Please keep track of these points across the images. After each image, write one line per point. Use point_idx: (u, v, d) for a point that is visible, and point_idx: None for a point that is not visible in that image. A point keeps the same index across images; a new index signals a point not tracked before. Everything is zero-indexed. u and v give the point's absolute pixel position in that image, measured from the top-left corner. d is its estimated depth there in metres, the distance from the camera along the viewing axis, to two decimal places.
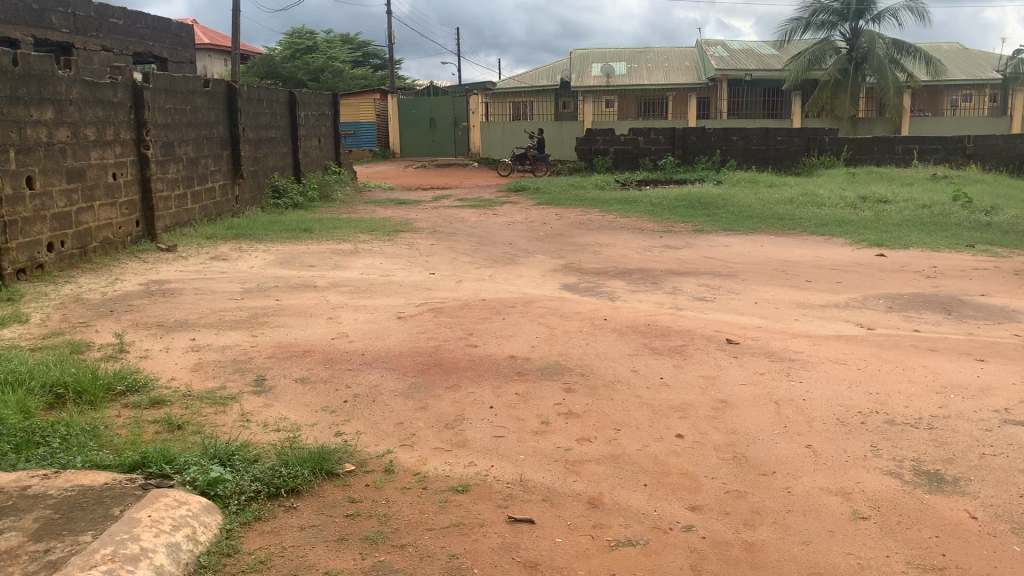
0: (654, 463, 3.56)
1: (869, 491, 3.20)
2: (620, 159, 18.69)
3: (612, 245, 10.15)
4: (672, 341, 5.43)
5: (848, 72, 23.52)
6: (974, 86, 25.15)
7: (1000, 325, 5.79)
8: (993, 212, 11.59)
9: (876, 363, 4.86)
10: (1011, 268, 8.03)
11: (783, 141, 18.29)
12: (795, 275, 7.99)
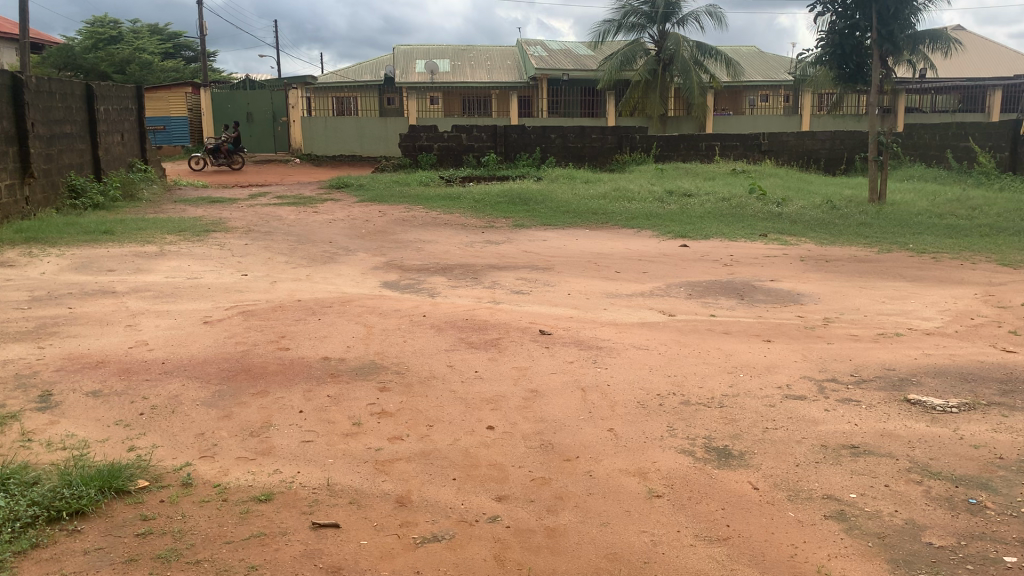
0: (463, 456, 3.58)
1: (663, 469, 3.37)
2: (444, 155, 18.77)
3: (433, 241, 10.16)
4: (487, 335, 5.49)
5: (656, 73, 24.78)
6: (769, 87, 27.07)
7: (786, 307, 6.27)
8: (784, 203, 12.55)
9: (675, 347, 5.13)
10: (798, 255, 8.72)
11: (598, 139, 18.98)
12: (607, 266, 8.31)
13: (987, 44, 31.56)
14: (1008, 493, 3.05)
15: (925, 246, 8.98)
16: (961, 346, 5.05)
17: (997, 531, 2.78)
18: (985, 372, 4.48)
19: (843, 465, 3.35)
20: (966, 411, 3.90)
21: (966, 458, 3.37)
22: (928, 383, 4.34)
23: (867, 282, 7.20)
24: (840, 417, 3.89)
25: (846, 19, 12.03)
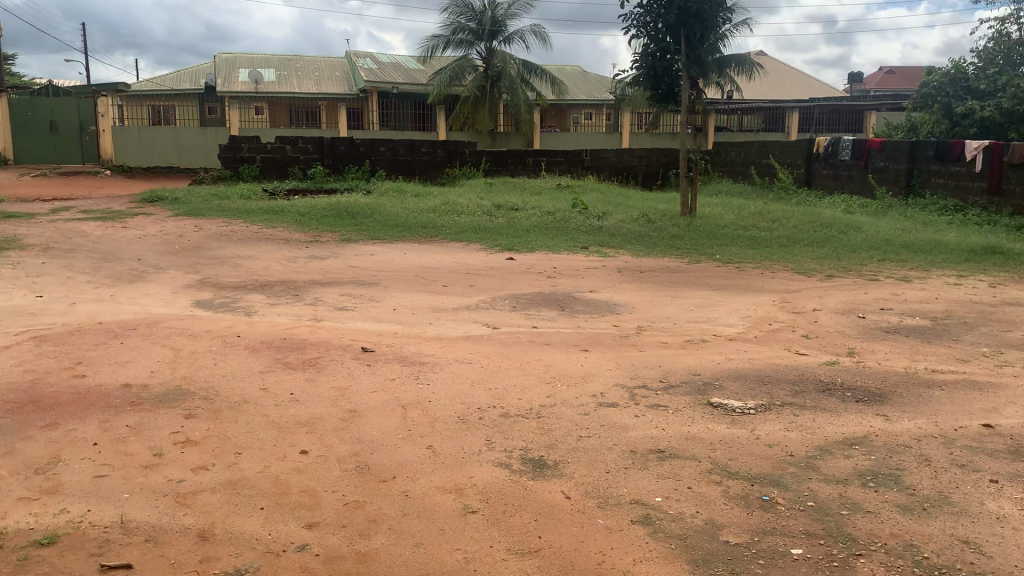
0: (273, 483, 3.42)
1: (480, 484, 3.36)
2: (268, 167, 18.16)
3: (253, 257, 9.78)
4: (305, 354, 5.32)
5: (484, 89, 25.12)
6: (593, 105, 28.11)
7: (603, 317, 6.47)
8: (605, 217, 13.02)
9: (497, 359, 5.16)
10: (616, 266, 9.05)
11: (427, 152, 18.97)
12: (433, 280, 8.29)
13: (785, 70, 34.22)
14: (796, 489, 3.26)
15: (730, 256, 9.57)
16: (759, 350, 5.39)
17: (786, 525, 2.96)
18: (780, 374, 4.80)
19: (650, 469, 3.48)
20: (762, 412, 4.16)
21: (762, 457, 3.58)
22: (729, 386, 4.59)
23: (678, 292, 7.58)
24: (650, 422, 4.04)
25: (658, 42, 12.63)
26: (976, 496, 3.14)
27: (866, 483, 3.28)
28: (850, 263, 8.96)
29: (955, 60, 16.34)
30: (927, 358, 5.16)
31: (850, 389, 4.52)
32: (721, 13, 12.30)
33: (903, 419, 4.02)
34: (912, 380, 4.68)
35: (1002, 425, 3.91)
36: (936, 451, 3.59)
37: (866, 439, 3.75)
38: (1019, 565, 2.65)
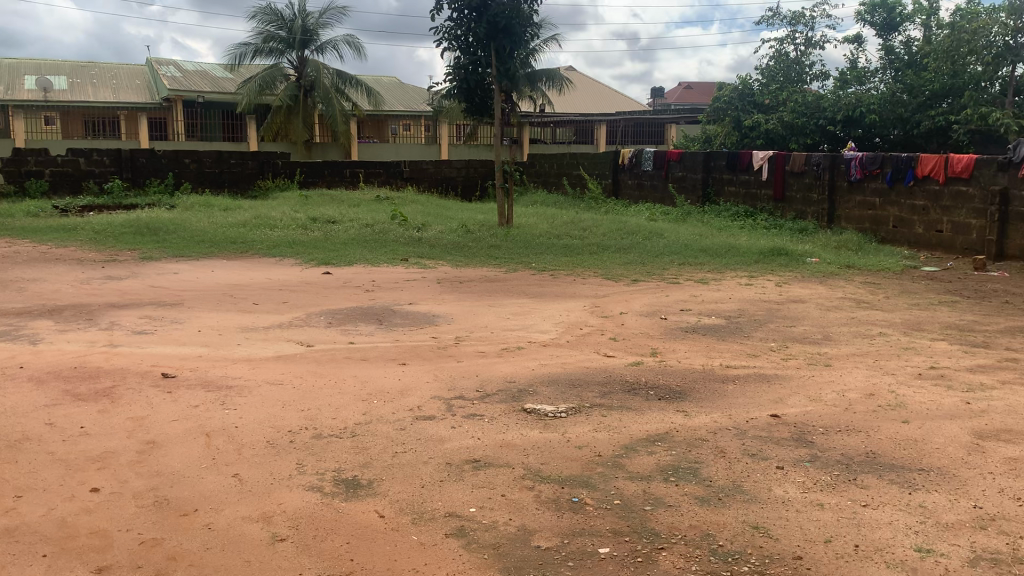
0: (59, 527, 3.14)
1: (290, 510, 3.25)
2: (58, 182, 16.77)
3: (40, 279, 8.98)
4: (99, 384, 4.94)
5: (297, 98, 24.46)
6: (410, 117, 28.06)
7: (421, 329, 6.45)
8: (423, 228, 13.02)
9: (310, 379, 5.01)
10: (435, 278, 9.06)
11: (237, 165, 18.24)
12: (243, 298, 7.97)
13: (592, 84, 35.71)
14: (604, 488, 3.37)
15: (546, 264, 9.81)
16: (572, 354, 5.56)
17: (594, 525, 3.06)
18: (590, 377, 4.96)
19: (465, 480, 3.49)
20: (573, 415, 4.28)
21: (571, 460, 3.68)
22: (543, 391, 4.69)
23: (496, 301, 7.69)
24: (465, 432, 4.05)
25: (470, 55, 12.69)
26: (764, 482, 3.37)
27: (668, 478, 3.44)
28: (654, 268, 9.43)
29: (742, 77, 17.63)
30: (722, 355, 5.51)
31: (654, 388, 4.75)
32: (529, 28, 12.65)
33: (701, 414, 4.26)
34: (709, 376, 4.98)
35: (787, 414, 4.23)
36: (730, 442, 3.83)
37: (668, 436, 3.94)
38: (801, 544, 2.87)
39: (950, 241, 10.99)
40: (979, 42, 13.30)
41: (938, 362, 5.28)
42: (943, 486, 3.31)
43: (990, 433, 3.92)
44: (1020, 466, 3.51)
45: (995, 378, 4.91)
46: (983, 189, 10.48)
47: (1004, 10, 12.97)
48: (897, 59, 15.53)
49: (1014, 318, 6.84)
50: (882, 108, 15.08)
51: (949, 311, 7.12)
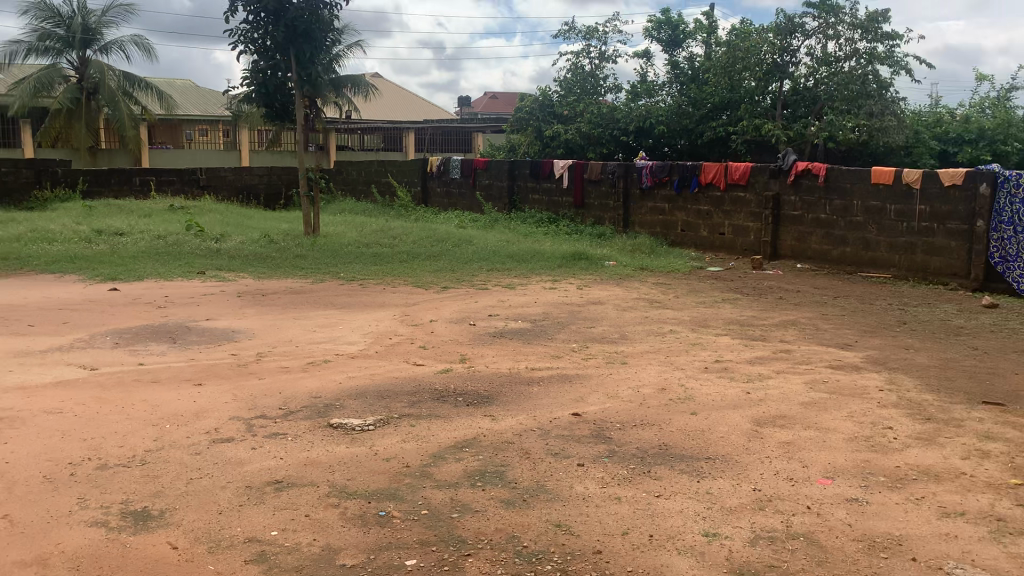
0: None
1: (69, 550, 2.98)
2: None
3: None
4: None
5: (79, 101, 22.59)
6: (208, 122, 26.74)
7: (219, 346, 6.15)
8: (223, 239, 12.43)
9: (93, 405, 4.63)
10: (235, 291, 8.68)
11: (9, 173, 16.61)
12: (16, 320, 7.26)
13: (398, 91, 35.66)
14: (411, 499, 3.34)
15: (354, 274, 9.66)
16: (379, 365, 5.49)
17: (401, 537, 3.03)
18: (398, 388, 4.91)
19: (266, 503, 3.35)
20: (380, 427, 4.22)
21: (378, 473, 3.63)
22: (350, 405, 4.61)
23: (300, 313, 7.47)
24: (267, 453, 3.90)
25: (268, 59, 12.27)
26: (566, 481, 3.48)
27: (475, 483, 3.47)
28: (462, 275, 9.52)
29: (543, 88, 18.17)
30: (527, 358, 5.65)
31: (461, 394, 4.78)
32: (330, 33, 12.42)
33: (507, 417, 4.34)
34: (515, 379, 5.08)
35: (588, 412, 4.39)
36: (534, 443, 3.93)
37: (475, 441, 3.98)
38: (601, 539, 2.97)
39: (732, 243, 11.86)
40: (752, 59, 14.61)
41: (723, 356, 5.68)
42: (726, 472, 3.55)
43: (767, 419, 4.26)
44: (791, 448, 3.84)
45: (771, 368, 5.35)
46: (758, 195, 11.41)
47: (771, 29, 14.47)
48: (682, 73, 16.29)
49: (788, 312, 7.49)
50: (670, 120, 15.96)
51: (731, 307, 7.68)
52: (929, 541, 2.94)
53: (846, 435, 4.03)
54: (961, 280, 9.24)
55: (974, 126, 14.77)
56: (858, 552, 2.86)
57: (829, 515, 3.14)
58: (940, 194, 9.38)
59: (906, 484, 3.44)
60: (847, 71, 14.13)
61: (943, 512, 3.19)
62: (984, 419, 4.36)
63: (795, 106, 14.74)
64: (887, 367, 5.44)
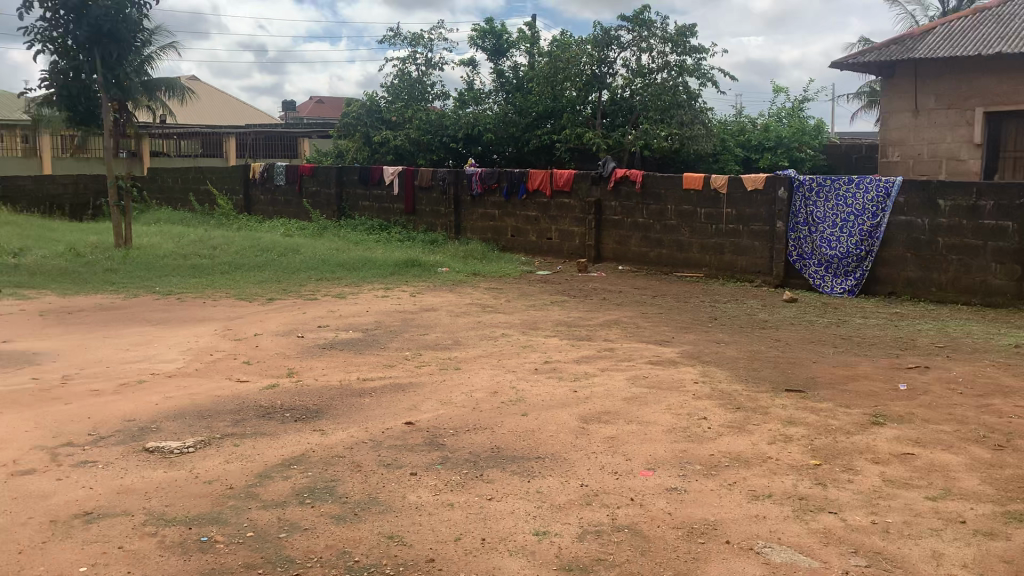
0: None
1: None
2: None
3: None
4: None
5: None
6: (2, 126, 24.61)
7: (18, 371, 5.65)
8: (21, 254, 11.44)
9: None
10: (37, 309, 8.01)
11: None
12: None
13: (218, 95, 34.23)
14: (236, 522, 3.21)
15: (172, 287, 9.17)
16: (200, 383, 5.23)
17: (226, 562, 2.90)
18: (220, 407, 4.69)
19: (74, 538, 3.11)
20: (201, 449, 4.03)
21: (199, 496, 3.46)
22: (167, 427, 4.36)
23: (112, 331, 6.99)
24: (75, 483, 3.62)
25: (69, 60, 11.45)
26: (398, 491, 3.45)
27: (303, 501, 3.37)
28: (290, 285, 9.25)
29: (369, 93, 17.93)
30: (358, 368, 5.55)
31: (288, 409, 4.64)
32: (139, 33, 11.73)
33: (337, 430, 4.25)
34: (346, 391, 4.97)
35: (420, 420, 4.38)
36: (365, 455, 3.87)
37: (303, 457, 3.87)
38: (433, 547, 2.97)
39: (558, 247, 12.20)
40: (572, 70, 15.02)
41: (550, 357, 5.83)
42: (555, 471, 3.64)
43: (593, 416, 4.40)
44: (616, 443, 3.99)
45: (597, 366, 5.54)
46: (582, 200, 11.79)
47: (589, 40, 14.95)
48: (508, 82, 16.55)
49: (612, 312, 7.78)
50: (497, 127, 16.13)
51: (559, 309, 7.89)
52: (740, 523, 3.14)
53: (665, 427, 4.23)
54: (765, 277, 9.95)
55: (772, 134, 15.76)
56: (677, 539, 3.01)
57: (651, 505, 3.29)
58: (745, 197, 10.05)
59: (719, 471, 3.66)
60: (659, 83, 14.87)
61: (753, 494, 3.41)
62: (786, 405, 4.71)
63: (614, 115, 15.45)
64: (702, 361, 5.77)
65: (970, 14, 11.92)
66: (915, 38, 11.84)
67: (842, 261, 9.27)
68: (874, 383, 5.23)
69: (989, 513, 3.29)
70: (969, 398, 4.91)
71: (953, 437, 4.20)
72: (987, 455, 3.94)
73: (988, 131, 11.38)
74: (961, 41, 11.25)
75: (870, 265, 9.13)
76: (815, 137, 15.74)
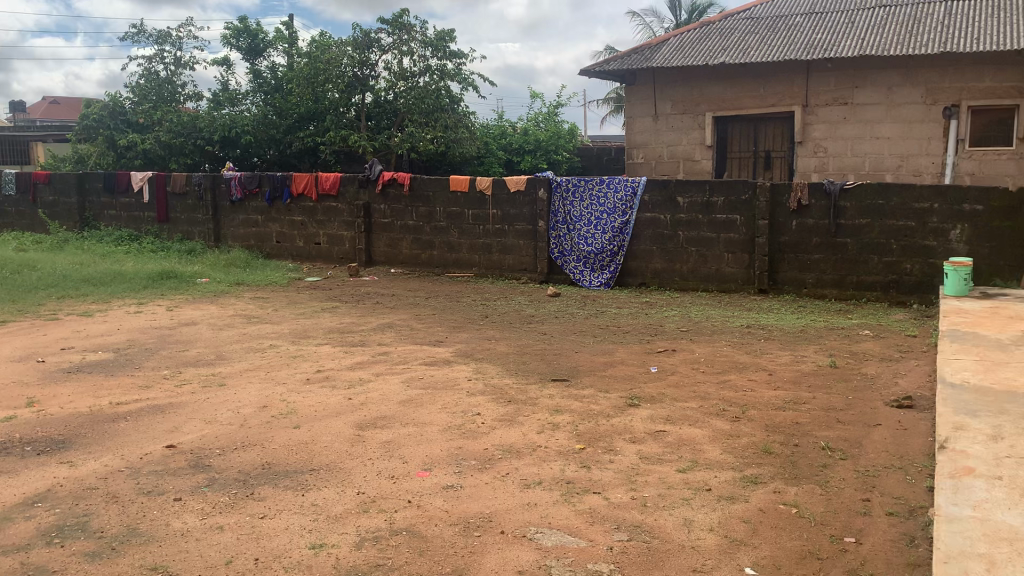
0: None
1: None
2: None
3: None
4: None
5: None
6: None
7: None
8: None
9: None
10: None
11: None
12: None
13: None
14: None
15: None
16: None
17: None
18: None
19: None
20: None
21: None
22: None
23: None
24: None
25: None
26: (161, 519, 3.24)
27: (51, 542, 3.08)
28: (27, 305, 8.37)
29: (110, 94, 16.55)
30: (111, 392, 5.14)
31: (29, 443, 4.20)
32: None
33: (88, 461, 3.92)
34: (97, 418, 4.59)
35: (183, 442, 4.13)
36: (122, 485, 3.60)
37: (49, 494, 3.53)
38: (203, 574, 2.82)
39: (327, 252, 11.98)
40: (333, 72, 14.75)
41: (323, 365, 5.72)
42: (330, 482, 3.58)
43: (368, 422, 4.38)
44: (392, 447, 4.00)
45: (370, 371, 5.51)
46: (349, 204, 11.64)
47: (349, 42, 14.76)
48: (265, 82, 15.90)
49: (384, 316, 7.76)
50: (255, 129, 15.42)
51: (330, 316, 7.76)
52: (513, 513, 3.26)
53: (440, 427, 4.30)
54: (530, 274, 10.39)
55: (531, 138, 16.46)
56: (454, 535, 3.07)
57: (428, 505, 3.33)
58: (508, 198, 10.39)
59: (493, 464, 3.77)
60: (422, 86, 15.01)
61: (524, 483, 3.56)
62: (553, 395, 4.95)
63: (378, 118, 15.44)
64: (473, 358, 5.91)
65: (696, 28, 13.08)
66: (652, 48, 12.78)
67: (599, 256, 9.89)
68: (630, 368, 5.63)
69: (730, 478, 3.65)
70: (711, 376, 5.41)
71: (698, 412, 4.61)
72: (727, 426, 4.37)
73: (717, 134, 12.55)
74: (690, 52, 12.29)
75: (623, 259, 9.82)
76: (569, 140, 16.59)
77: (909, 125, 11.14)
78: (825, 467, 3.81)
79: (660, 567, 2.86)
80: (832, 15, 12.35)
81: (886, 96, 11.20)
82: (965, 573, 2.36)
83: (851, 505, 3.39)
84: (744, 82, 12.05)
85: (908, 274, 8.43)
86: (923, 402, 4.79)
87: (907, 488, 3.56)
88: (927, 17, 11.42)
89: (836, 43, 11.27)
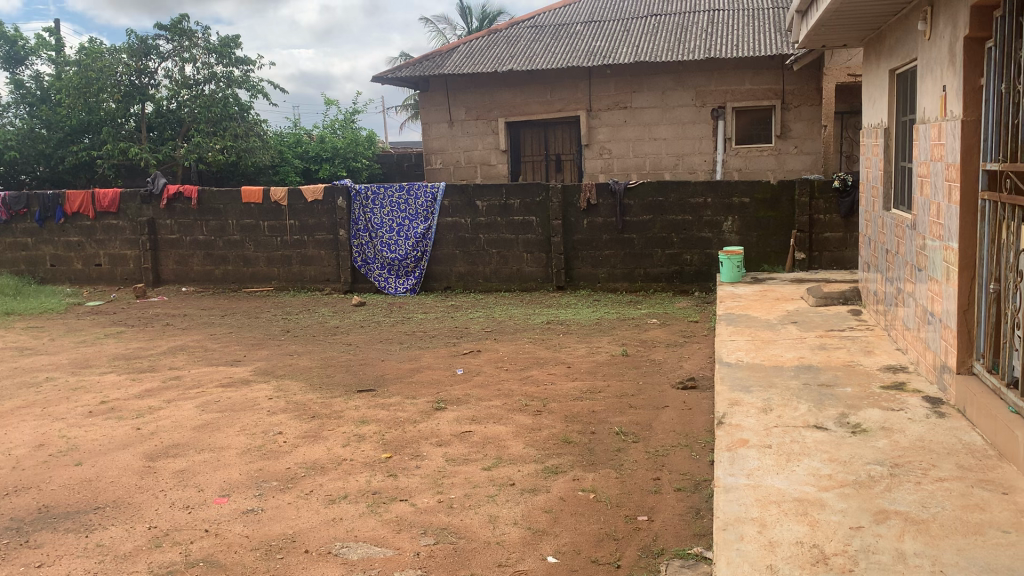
0: None
1: None
2: None
3: None
4: None
5: None
6: None
7: None
8: None
9: None
10: None
11: None
12: None
13: None
14: None
15: None
16: None
17: None
18: None
19: None
20: None
21: None
22: None
23: None
24: None
25: None
26: None
27: None
28: None
29: None
30: None
31: None
32: None
33: None
34: None
35: None
36: None
37: None
38: None
39: (110, 273, 11.19)
40: (108, 80, 13.84)
41: (107, 396, 5.33)
42: (118, 519, 3.36)
43: (159, 452, 4.15)
44: (186, 475, 3.81)
45: (161, 399, 5.20)
46: (132, 221, 10.94)
47: (123, 49, 13.99)
48: (28, 93, 14.64)
49: (174, 338, 7.36)
50: (21, 143, 14.11)
51: (115, 342, 7.26)
52: (317, 530, 3.20)
53: (237, 450, 4.14)
54: (333, 284, 10.22)
55: (328, 146, 16.17)
56: (255, 560, 2.98)
57: (227, 532, 3.21)
58: (305, 208, 10.15)
59: (295, 483, 3.69)
60: (206, 94, 14.39)
61: (330, 499, 3.50)
62: (359, 406, 4.90)
63: (160, 128, 14.63)
64: (273, 376, 5.74)
65: (484, 35, 13.37)
66: (442, 55, 12.92)
67: (403, 262, 9.90)
68: (436, 372, 5.67)
69: (532, 471, 3.77)
70: (513, 373, 5.56)
71: (502, 409, 4.73)
72: (529, 420, 4.51)
73: (509, 139, 12.90)
74: (480, 59, 12.53)
75: (427, 264, 9.89)
76: (368, 147, 16.44)
77: (683, 126, 11.95)
78: (619, 450, 4.02)
79: (466, 565, 2.92)
80: (610, 23, 13.04)
81: (662, 100, 11.95)
82: (740, 537, 2.57)
83: (643, 485, 3.61)
84: (533, 88, 12.48)
85: (689, 264, 9.07)
86: (704, 382, 5.17)
87: (691, 463, 3.84)
88: (693, 26, 12.32)
89: (615, 50, 11.91)
